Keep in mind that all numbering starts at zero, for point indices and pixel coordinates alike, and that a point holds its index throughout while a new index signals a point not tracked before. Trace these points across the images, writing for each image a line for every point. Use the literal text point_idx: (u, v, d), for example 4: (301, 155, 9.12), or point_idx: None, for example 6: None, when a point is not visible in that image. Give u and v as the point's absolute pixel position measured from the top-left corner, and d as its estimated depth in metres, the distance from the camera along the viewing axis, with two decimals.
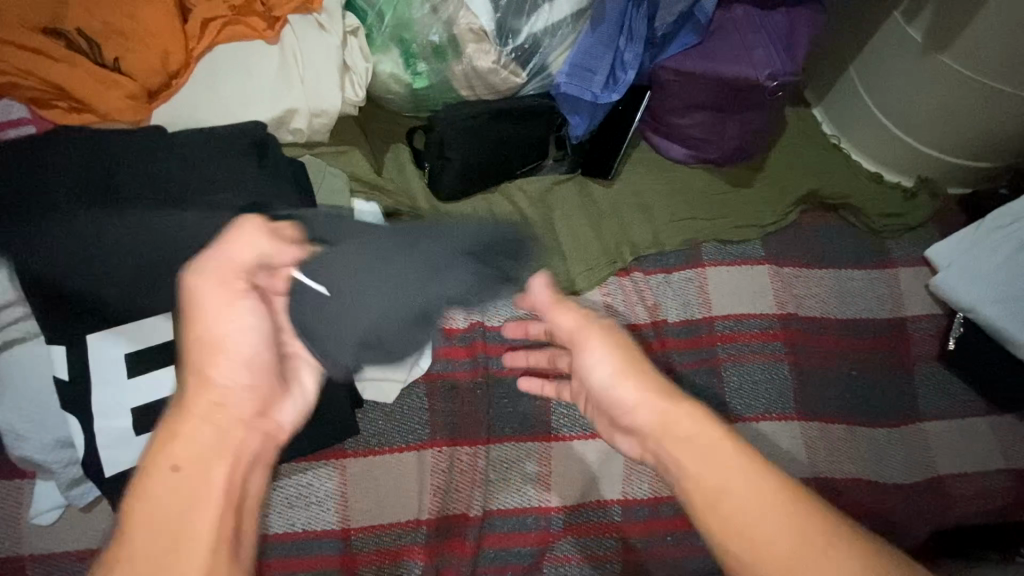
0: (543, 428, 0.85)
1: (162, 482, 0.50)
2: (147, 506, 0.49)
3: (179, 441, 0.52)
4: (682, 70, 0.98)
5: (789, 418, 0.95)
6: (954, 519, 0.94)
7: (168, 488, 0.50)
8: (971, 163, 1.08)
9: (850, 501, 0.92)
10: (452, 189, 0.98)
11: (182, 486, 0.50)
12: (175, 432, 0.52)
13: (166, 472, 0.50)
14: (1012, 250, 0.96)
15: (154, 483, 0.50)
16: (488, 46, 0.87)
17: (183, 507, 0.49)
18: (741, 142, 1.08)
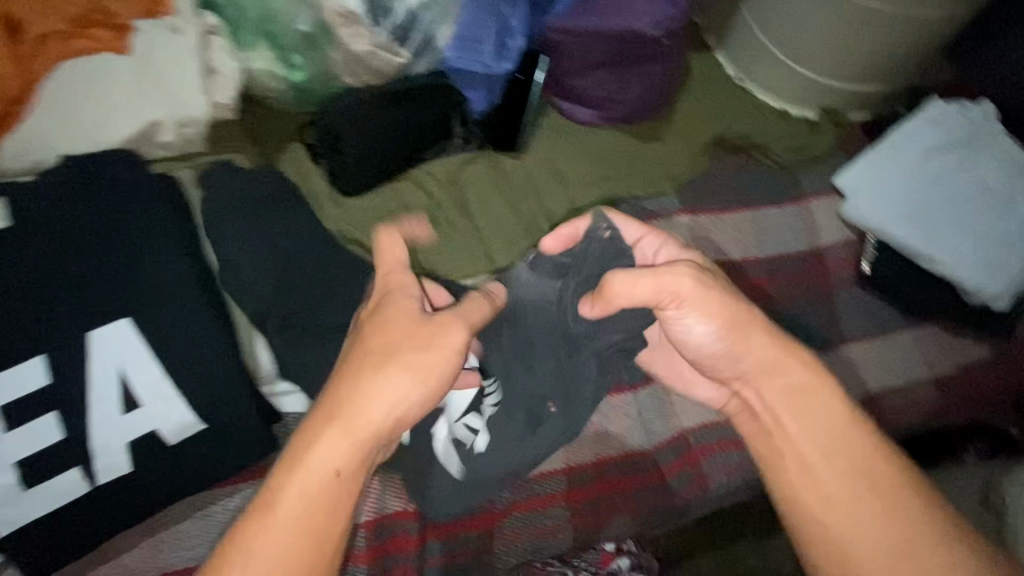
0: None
1: (304, 488, 0.53)
2: (282, 501, 0.53)
3: (327, 454, 0.53)
4: (571, 30, 0.96)
5: None
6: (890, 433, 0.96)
7: (307, 492, 0.53)
8: (868, 87, 1.10)
9: None
10: (355, 182, 0.95)
11: (323, 498, 0.53)
12: (335, 439, 0.54)
13: (322, 475, 0.53)
14: (915, 165, 0.98)
15: (306, 478, 0.53)
16: (362, 28, 0.83)
17: (321, 520, 0.53)
18: (645, 96, 1.07)
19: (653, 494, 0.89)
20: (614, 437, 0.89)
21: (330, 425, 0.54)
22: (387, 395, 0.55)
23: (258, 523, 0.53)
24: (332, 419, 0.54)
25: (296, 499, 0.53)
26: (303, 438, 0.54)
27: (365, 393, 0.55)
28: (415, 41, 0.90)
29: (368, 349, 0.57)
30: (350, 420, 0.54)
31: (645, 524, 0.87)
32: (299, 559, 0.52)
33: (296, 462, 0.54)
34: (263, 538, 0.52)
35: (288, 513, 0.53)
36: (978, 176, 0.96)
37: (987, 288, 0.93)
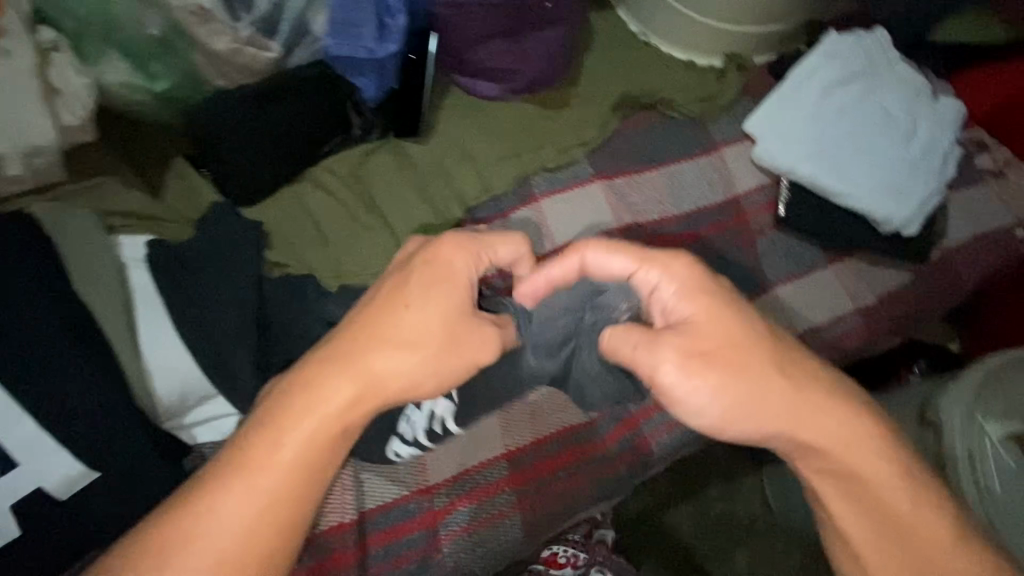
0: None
1: (307, 438, 0.55)
2: (281, 445, 0.55)
3: (338, 415, 0.56)
4: (454, 3, 0.94)
5: None
6: None
7: (307, 441, 0.55)
8: (769, 27, 1.09)
9: None
10: (247, 189, 0.89)
11: (320, 452, 0.56)
12: (350, 400, 0.56)
13: (329, 427, 0.56)
14: (818, 100, 0.97)
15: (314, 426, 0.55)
16: (219, 24, 0.77)
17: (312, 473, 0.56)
18: (547, 62, 1.03)
19: (598, 462, 0.89)
20: (552, 414, 0.88)
21: (346, 384, 0.56)
22: (405, 373, 0.57)
23: (251, 462, 0.54)
24: (353, 380, 0.56)
25: (297, 447, 0.55)
26: (312, 387, 0.56)
27: (385, 360, 0.57)
28: (286, 32, 0.85)
29: (402, 320, 0.58)
30: (361, 378, 0.56)
31: (591, 494, 0.88)
32: (286, 504, 0.54)
33: (303, 411, 0.55)
34: (257, 476, 0.54)
35: (288, 459, 0.55)
36: (879, 104, 0.97)
37: (891, 216, 0.96)
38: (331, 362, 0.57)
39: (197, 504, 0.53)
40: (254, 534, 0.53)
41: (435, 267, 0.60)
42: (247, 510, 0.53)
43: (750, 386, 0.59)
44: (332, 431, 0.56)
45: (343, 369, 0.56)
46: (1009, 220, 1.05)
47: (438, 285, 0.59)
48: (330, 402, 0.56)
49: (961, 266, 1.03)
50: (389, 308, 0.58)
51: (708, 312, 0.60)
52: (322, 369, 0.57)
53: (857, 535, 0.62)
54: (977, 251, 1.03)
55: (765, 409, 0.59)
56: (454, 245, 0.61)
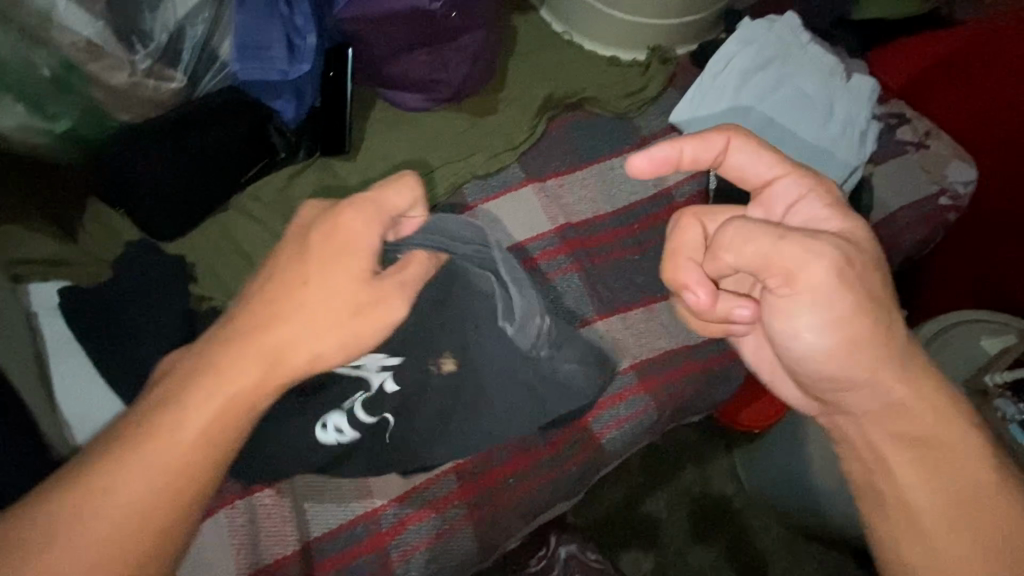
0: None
1: (210, 413, 0.48)
2: (179, 420, 0.47)
3: (243, 386, 0.50)
4: (362, 18, 0.90)
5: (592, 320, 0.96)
6: None
7: (212, 415, 0.48)
8: (688, 18, 1.10)
9: (668, 372, 0.95)
10: (168, 224, 0.88)
11: (227, 428, 0.48)
12: (252, 365, 0.50)
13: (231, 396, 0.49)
14: (734, 89, 0.99)
15: (211, 396, 0.49)
16: (114, 59, 0.76)
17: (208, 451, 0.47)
18: (471, 69, 1.01)
19: (549, 464, 0.88)
20: None
21: (256, 352, 0.51)
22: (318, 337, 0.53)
23: (145, 438, 0.46)
24: (256, 343, 0.51)
25: (200, 422, 0.48)
26: (217, 357, 0.50)
27: (298, 324, 0.53)
28: (190, 61, 0.83)
29: (314, 282, 0.54)
30: (272, 344, 0.52)
31: (543, 495, 0.87)
32: (185, 482, 0.46)
33: (205, 382, 0.49)
34: (151, 457, 0.46)
35: (190, 434, 0.47)
36: (794, 87, 0.99)
37: None
38: (238, 331, 0.52)
39: (79, 493, 0.44)
40: (146, 525, 0.45)
41: (341, 230, 0.55)
42: (138, 495, 0.45)
43: (860, 330, 0.55)
44: (239, 405, 0.49)
45: (252, 339, 0.51)
46: (934, 187, 1.08)
47: (347, 246, 0.55)
48: (236, 373, 0.50)
49: (894, 236, 1.05)
50: (293, 274, 0.54)
51: (847, 268, 0.55)
52: (228, 340, 0.51)
53: (918, 499, 0.55)
54: (906, 221, 1.06)
55: (869, 352, 0.55)
56: (359, 203, 0.56)
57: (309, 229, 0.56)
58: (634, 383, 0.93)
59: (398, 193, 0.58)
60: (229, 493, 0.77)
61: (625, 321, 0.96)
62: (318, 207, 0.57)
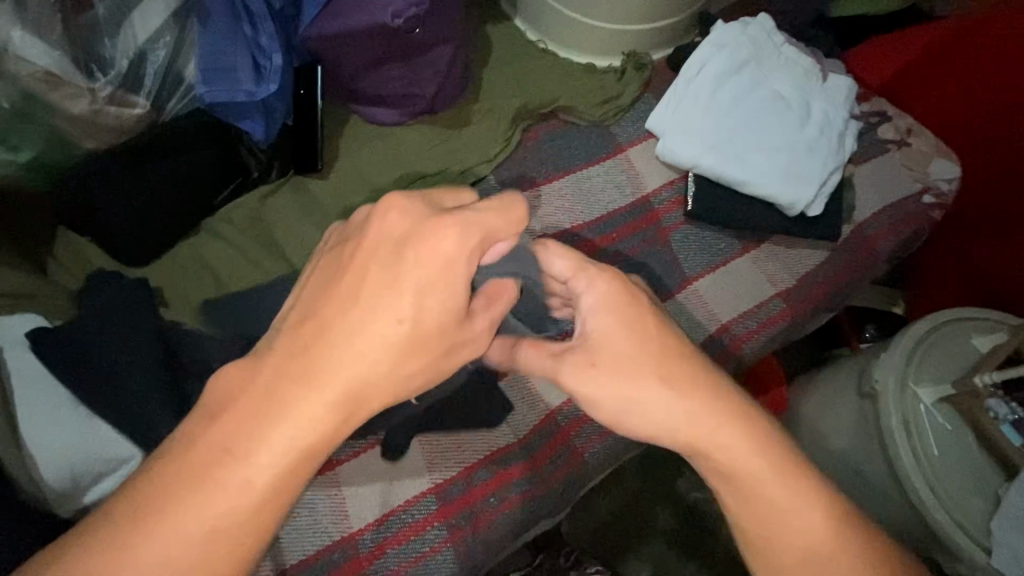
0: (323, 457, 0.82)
1: (289, 448, 0.46)
2: (247, 459, 0.45)
3: (328, 421, 0.47)
4: (328, 36, 0.88)
5: None
6: (747, 357, 0.97)
7: (283, 455, 0.46)
8: (662, 23, 1.09)
9: None
10: (136, 250, 0.87)
11: (294, 466, 0.46)
12: (335, 401, 0.47)
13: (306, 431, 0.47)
14: (710, 94, 0.98)
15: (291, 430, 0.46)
16: (73, 87, 0.75)
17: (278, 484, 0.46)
18: (443, 83, 1.00)
19: (531, 482, 0.86)
20: (477, 439, 0.86)
21: (327, 393, 0.47)
22: (386, 374, 0.48)
23: (228, 460, 0.45)
24: (343, 377, 0.47)
25: (271, 464, 0.46)
26: (283, 392, 0.47)
27: (376, 359, 0.48)
28: (152, 86, 0.81)
29: (382, 311, 0.48)
30: (345, 383, 0.47)
31: (524, 515, 0.85)
32: (256, 513, 0.45)
33: (269, 413, 0.46)
34: (220, 496, 0.45)
35: (270, 464, 0.46)
36: (770, 90, 0.98)
37: (795, 201, 0.96)
38: (302, 364, 0.48)
39: (138, 524, 0.44)
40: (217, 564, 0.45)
41: (428, 255, 0.49)
42: (206, 534, 0.44)
43: (661, 396, 0.57)
44: (314, 446, 0.47)
45: (327, 374, 0.47)
46: (917, 186, 1.06)
47: (442, 278, 0.49)
48: (314, 408, 0.47)
49: (875, 238, 1.04)
50: (371, 300, 0.48)
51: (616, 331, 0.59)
52: (289, 370, 0.47)
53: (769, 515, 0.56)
54: (888, 222, 1.04)
55: (662, 414, 0.57)
56: (462, 219, 0.50)
57: (386, 239, 0.49)
58: None
59: (455, 199, 0.54)
60: None
61: None
62: (404, 215, 0.50)
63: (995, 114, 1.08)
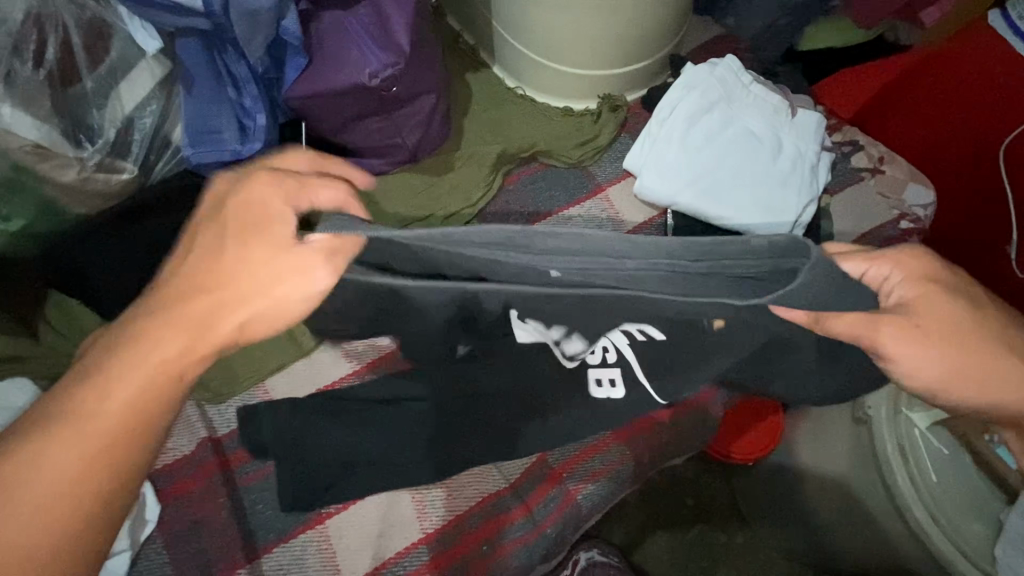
0: (312, 512, 0.80)
1: (139, 379, 0.51)
2: (110, 387, 0.51)
3: (168, 357, 0.52)
4: (307, 98, 0.90)
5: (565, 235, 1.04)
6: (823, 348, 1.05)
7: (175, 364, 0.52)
8: (633, 66, 1.13)
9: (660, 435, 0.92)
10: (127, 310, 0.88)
11: (150, 396, 0.52)
12: (168, 332, 0.52)
13: (158, 359, 0.52)
14: (684, 132, 1.01)
15: (146, 358, 0.52)
16: (63, 158, 0.78)
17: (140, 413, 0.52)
18: (422, 133, 1.03)
19: (525, 526, 0.85)
20: (469, 484, 0.86)
21: (219, 319, 0.53)
22: (267, 308, 0.54)
23: (82, 402, 0.50)
24: (178, 311, 0.53)
25: (133, 388, 0.51)
26: (145, 335, 0.52)
27: (216, 298, 0.53)
28: (141, 149, 0.84)
29: (234, 255, 0.53)
30: (192, 324, 0.53)
31: (519, 560, 0.83)
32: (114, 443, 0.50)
33: (134, 349, 0.52)
34: (129, 386, 0.51)
35: (116, 402, 0.51)
36: (742, 126, 1.01)
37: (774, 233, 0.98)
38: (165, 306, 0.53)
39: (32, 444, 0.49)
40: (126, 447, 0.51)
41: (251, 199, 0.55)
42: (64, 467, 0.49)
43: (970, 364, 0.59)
44: (168, 379, 0.52)
45: (180, 310, 0.53)
46: (893, 212, 1.07)
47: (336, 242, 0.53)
48: (161, 342, 0.52)
49: None
50: (260, 255, 0.53)
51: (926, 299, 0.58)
52: (166, 307, 0.53)
53: None
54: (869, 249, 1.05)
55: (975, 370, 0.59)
56: (288, 180, 0.56)
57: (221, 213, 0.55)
58: (609, 433, 0.91)
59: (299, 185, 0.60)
60: None
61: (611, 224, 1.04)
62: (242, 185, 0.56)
63: None
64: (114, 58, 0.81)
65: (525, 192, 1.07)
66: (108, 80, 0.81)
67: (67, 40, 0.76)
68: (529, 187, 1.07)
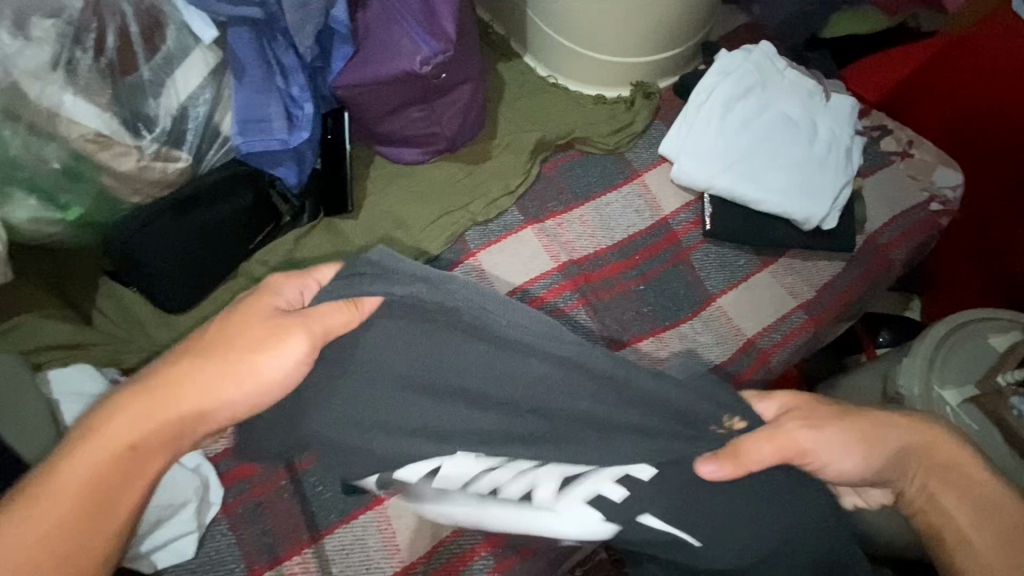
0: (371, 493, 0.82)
1: (99, 457, 0.55)
2: (66, 466, 0.54)
3: (136, 429, 0.56)
4: (353, 85, 0.91)
5: (601, 245, 1.03)
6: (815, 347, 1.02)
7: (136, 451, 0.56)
8: (666, 53, 1.14)
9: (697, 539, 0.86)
10: (181, 297, 0.89)
11: (110, 474, 0.55)
12: (132, 405, 0.57)
13: (120, 432, 0.56)
14: (721, 117, 1.03)
15: (108, 433, 0.56)
16: (123, 147, 0.78)
17: (89, 488, 0.54)
18: (462, 122, 1.04)
19: None
20: None
21: (184, 397, 0.58)
22: (233, 400, 0.59)
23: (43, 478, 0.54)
24: (142, 387, 0.58)
25: (89, 464, 0.55)
26: (117, 407, 0.57)
27: (202, 378, 0.58)
28: (194, 138, 0.85)
29: (219, 336, 0.60)
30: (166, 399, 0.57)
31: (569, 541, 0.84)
32: (64, 518, 0.53)
33: (101, 424, 0.56)
34: (89, 454, 0.55)
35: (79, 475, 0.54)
36: (777, 112, 1.03)
37: (812, 216, 0.99)
38: (137, 384, 0.58)
39: None
40: (87, 513, 0.54)
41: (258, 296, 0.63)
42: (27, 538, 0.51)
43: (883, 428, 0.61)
44: (122, 455, 0.56)
45: (149, 388, 0.58)
46: (923, 195, 1.10)
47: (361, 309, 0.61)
48: (125, 419, 0.56)
49: (889, 247, 1.07)
50: (250, 336, 0.60)
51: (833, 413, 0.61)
52: (135, 384, 0.58)
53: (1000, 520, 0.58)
54: (900, 231, 1.08)
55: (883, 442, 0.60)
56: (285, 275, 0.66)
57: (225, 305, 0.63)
58: None
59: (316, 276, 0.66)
60: (257, 565, 0.76)
61: (644, 233, 1.04)
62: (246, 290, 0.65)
63: (993, 120, 1.11)
64: (171, 47, 0.82)
65: (566, 178, 1.08)
66: (164, 68, 0.81)
67: (125, 28, 0.78)
68: (569, 173, 1.09)
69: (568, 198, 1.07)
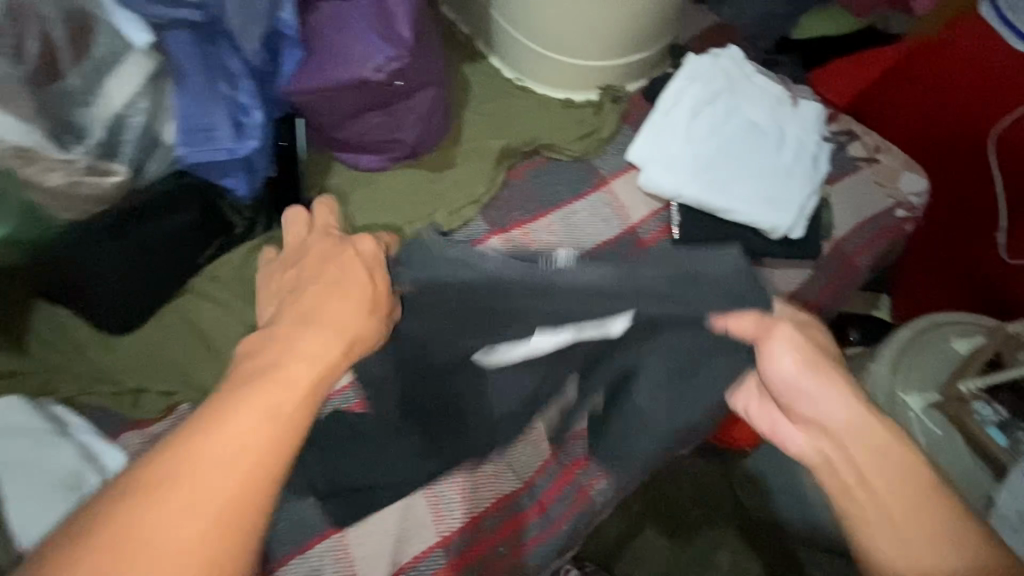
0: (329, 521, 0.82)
1: (229, 460, 0.46)
2: (184, 491, 0.44)
3: (259, 429, 0.48)
4: (304, 92, 0.87)
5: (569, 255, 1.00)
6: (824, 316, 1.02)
7: (253, 475, 0.46)
8: (633, 57, 1.12)
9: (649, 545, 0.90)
10: (122, 319, 0.84)
11: (261, 466, 0.47)
12: (236, 400, 0.49)
13: (230, 441, 0.47)
14: (688, 124, 1.01)
15: (214, 435, 0.47)
16: (50, 161, 0.73)
17: (227, 505, 0.45)
18: (423, 128, 1.00)
19: (538, 526, 0.87)
20: (484, 488, 0.87)
21: (280, 379, 0.52)
22: (332, 357, 0.56)
23: (149, 512, 0.43)
24: (248, 386, 0.51)
25: (225, 471, 0.46)
26: (219, 414, 0.48)
27: (295, 349, 0.55)
28: (132, 149, 0.80)
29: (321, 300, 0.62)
30: (273, 390, 0.51)
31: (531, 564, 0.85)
32: (232, 516, 0.45)
33: (207, 430, 0.47)
34: (212, 469, 0.45)
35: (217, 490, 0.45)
36: (745, 118, 1.01)
37: (779, 226, 0.98)
38: (239, 383, 0.51)
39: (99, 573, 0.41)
40: (233, 527, 0.45)
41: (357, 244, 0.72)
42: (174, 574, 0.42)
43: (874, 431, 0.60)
44: (263, 449, 0.48)
45: (248, 382, 0.51)
46: (889, 201, 1.09)
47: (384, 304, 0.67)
48: (239, 424, 0.48)
49: (855, 255, 1.07)
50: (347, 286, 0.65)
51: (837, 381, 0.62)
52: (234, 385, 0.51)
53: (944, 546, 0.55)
54: (866, 237, 1.07)
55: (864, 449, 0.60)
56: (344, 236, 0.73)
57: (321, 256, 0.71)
58: None
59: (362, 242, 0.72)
60: None
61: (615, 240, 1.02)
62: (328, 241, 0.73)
63: (963, 125, 1.11)
64: (99, 56, 0.77)
65: (534, 186, 1.05)
66: (95, 76, 0.77)
67: (48, 35, 0.73)
68: (537, 180, 1.06)
69: (534, 206, 1.04)
